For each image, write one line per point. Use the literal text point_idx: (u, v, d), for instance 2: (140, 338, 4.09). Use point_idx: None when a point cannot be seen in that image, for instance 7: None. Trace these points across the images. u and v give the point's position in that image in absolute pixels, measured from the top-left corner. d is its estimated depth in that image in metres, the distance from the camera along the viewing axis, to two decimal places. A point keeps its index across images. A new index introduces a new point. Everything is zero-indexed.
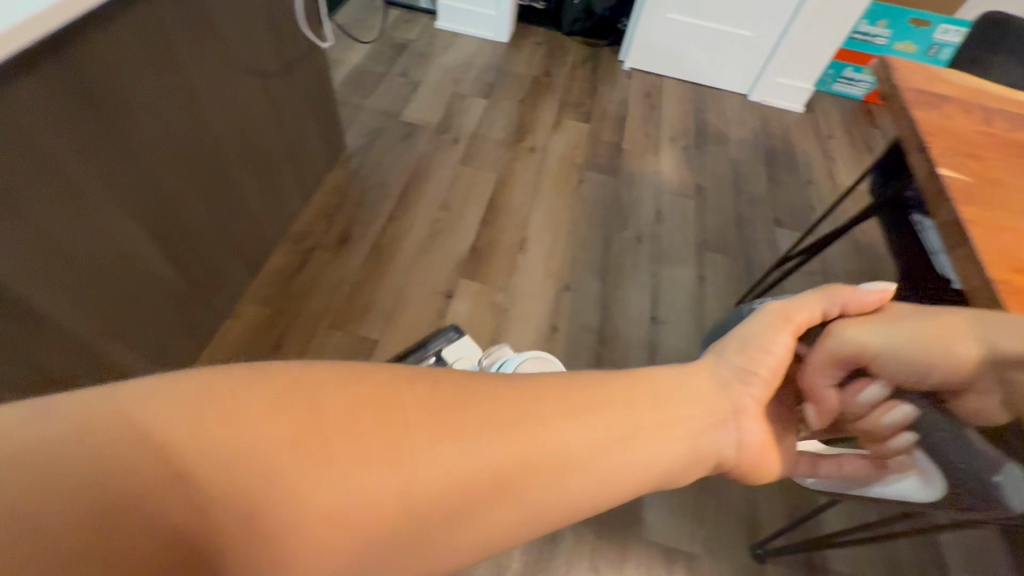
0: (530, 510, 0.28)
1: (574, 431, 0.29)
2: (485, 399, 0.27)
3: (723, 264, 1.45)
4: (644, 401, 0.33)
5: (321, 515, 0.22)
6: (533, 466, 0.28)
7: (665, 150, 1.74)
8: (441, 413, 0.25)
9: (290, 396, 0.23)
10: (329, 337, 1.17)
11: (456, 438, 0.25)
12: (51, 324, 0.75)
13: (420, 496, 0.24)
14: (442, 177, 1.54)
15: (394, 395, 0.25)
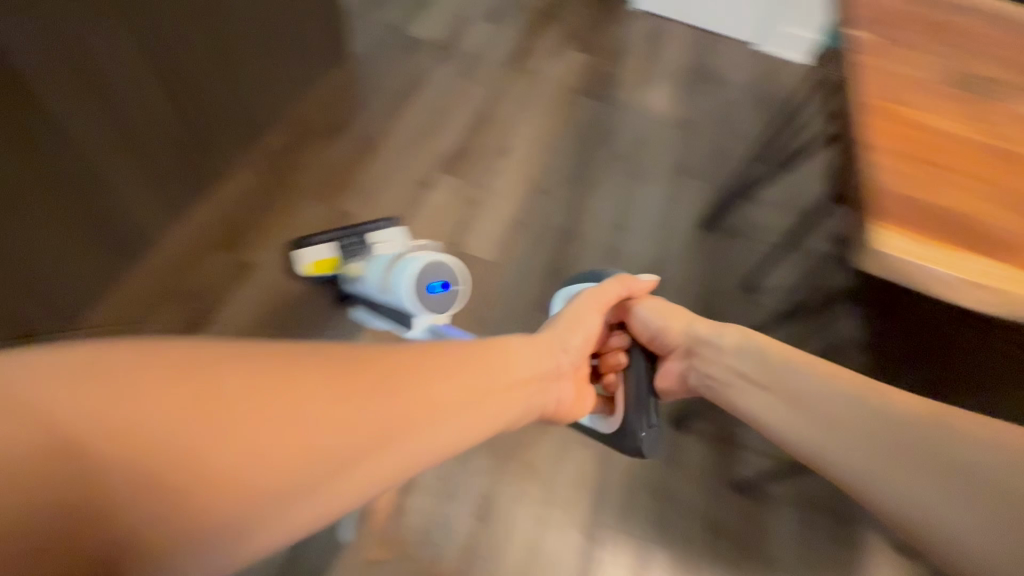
0: (385, 463, 0.50)
1: (418, 395, 0.54)
2: (341, 381, 0.48)
3: (696, 188, 1.51)
4: (471, 374, 0.62)
5: (239, 469, 0.41)
6: (387, 434, 0.50)
7: (660, 84, 1.78)
8: (334, 385, 0.47)
9: (205, 397, 0.41)
10: (312, 208, 1.27)
11: (347, 395, 0.48)
12: (62, 135, 0.88)
13: (316, 452, 0.45)
14: (438, 86, 1.62)
15: (285, 383, 0.45)
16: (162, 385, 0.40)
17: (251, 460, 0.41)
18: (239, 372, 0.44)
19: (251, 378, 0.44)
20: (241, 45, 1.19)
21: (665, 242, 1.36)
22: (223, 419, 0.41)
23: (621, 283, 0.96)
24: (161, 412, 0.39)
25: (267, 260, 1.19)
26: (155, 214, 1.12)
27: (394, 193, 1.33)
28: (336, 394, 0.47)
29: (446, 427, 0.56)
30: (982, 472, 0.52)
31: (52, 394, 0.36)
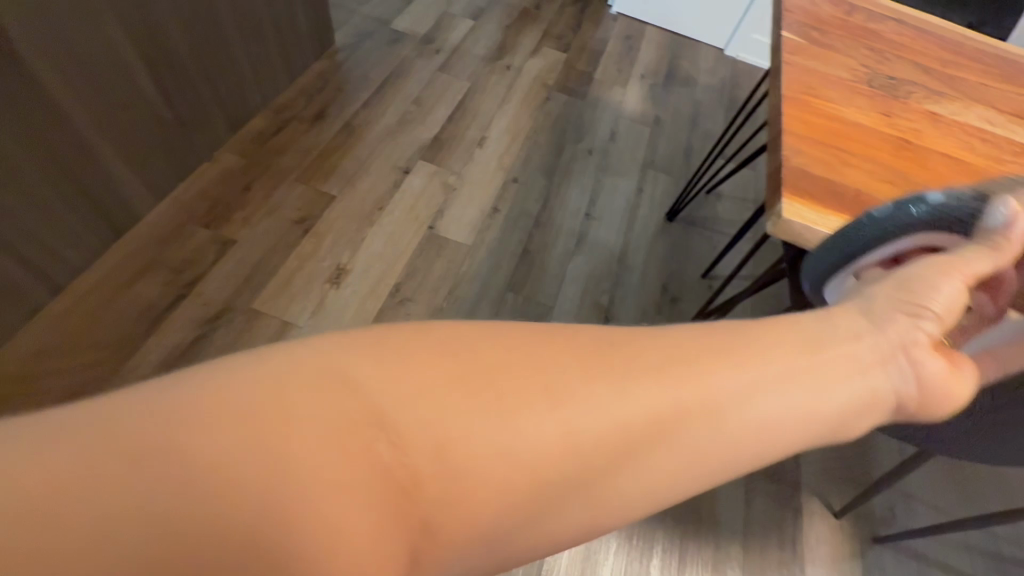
0: (674, 466, 0.29)
1: (725, 376, 0.29)
2: (586, 362, 0.27)
3: (663, 181, 1.59)
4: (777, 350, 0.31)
5: (524, 469, 0.25)
6: (660, 420, 0.27)
7: (632, 85, 1.87)
8: (560, 344, 0.27)
9: (465, 366, 0.25)
10: (293, 188, 1.32)
11: (608, 375, 0.27)
12: (54, 103, 0.92)
13: (575, 448, 0.26)
14: (419, 78, 1.68)
15: (536, 346, 0.27)
16: (420, 353, 0.25)
17: (504, 450, 0.25)
18: (512, 347, 0.27)
19: (530, 359, 0.26)
20: (224, 27, 1.23)
21: (632, 230, 1.44)
22: (495, 403, 0.25)
23: (990, 251, 0.39)
24: (412, 374, 0.24)
25: (249, 234, 1.21)
26: (140, 190, 1.15)
27: (374, 177, 1.39)
28: (593, 380, 0.27)
29: (738, 430, 0.29)
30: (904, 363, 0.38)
31: (340, 356, 0.24)
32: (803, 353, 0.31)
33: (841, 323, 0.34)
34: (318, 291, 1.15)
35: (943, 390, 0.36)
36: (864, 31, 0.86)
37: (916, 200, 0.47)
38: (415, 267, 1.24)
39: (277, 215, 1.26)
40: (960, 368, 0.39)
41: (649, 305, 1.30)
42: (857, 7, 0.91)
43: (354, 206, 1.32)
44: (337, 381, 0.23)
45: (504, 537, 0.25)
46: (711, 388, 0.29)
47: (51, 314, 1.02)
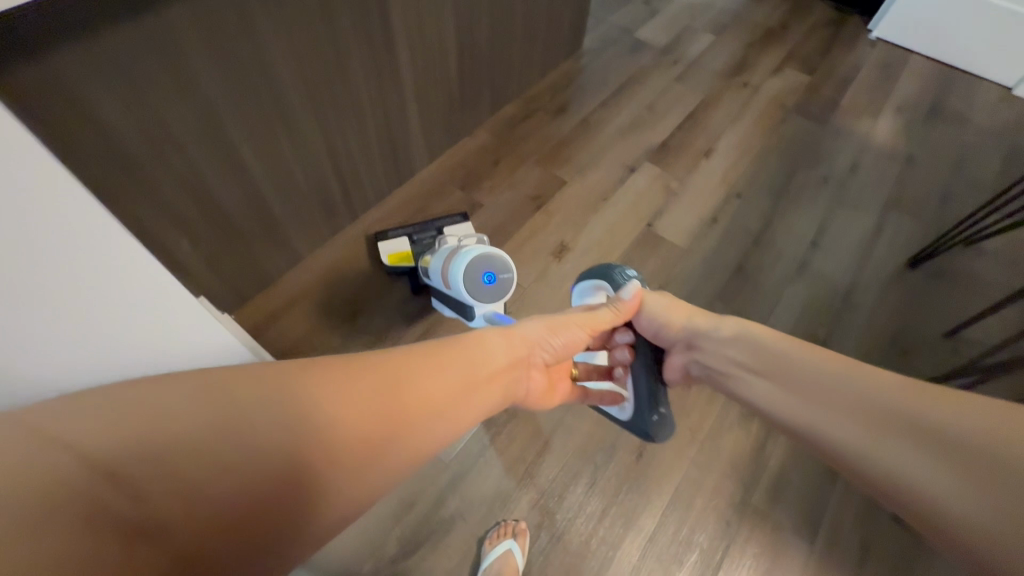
0: (421, 444, 0.44)
1: (422, 383, 0.46)
2: (345, 376, 0.42)
3: (910, 225, 1.43)
4: (441, 373, 0.49)
5: (337, 434, 0.38)
6: (382, 422, 0.41)
7: (885, 118, 1.71)
8: (313, 367, 0.41)
9: (261, 391, 0.37)
10: (531, 169, 1.48)
11: (361, 389, 0.42)
12: (396, 72, 1.16)
13: (344, 441, 0.38)
14: (655, 86, 1.75)
15: (291, 374, 0.40)
16: (212, 382, 0.36)
17: (318, 429, 0.37)
18: (278, 367, 0.40)
19: (304, 375, 0.40)
20: (512, 24, 1.43)
21: (863, 269, 1.33)
22: (287, 406, 0.37)
23: (610, 310, 0.80)
24: (212, 395, 0.35)
25: (492, 202, 1.40)
26: (421, 151, 1.40)
27: (602, 170, 1.49)
28: (336, 388, 0.40)
29: (446, 415, 0.47)
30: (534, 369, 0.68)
31: (147, 398, 0.33)
32: (461, 368, 0.52)
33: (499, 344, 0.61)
34: (542, 262, 1.28)
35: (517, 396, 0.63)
36: None
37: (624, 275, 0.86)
38: (629, 258, 1.30)
39: (517, 190, 1.42)
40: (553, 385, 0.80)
41: (872, 351, 1.19)
42: None
43: (581, 192, 1.43)
44: (104, 452, 0.30)
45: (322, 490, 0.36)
46: (417, 400, 0.45)
47: (347, 235, 1.31)
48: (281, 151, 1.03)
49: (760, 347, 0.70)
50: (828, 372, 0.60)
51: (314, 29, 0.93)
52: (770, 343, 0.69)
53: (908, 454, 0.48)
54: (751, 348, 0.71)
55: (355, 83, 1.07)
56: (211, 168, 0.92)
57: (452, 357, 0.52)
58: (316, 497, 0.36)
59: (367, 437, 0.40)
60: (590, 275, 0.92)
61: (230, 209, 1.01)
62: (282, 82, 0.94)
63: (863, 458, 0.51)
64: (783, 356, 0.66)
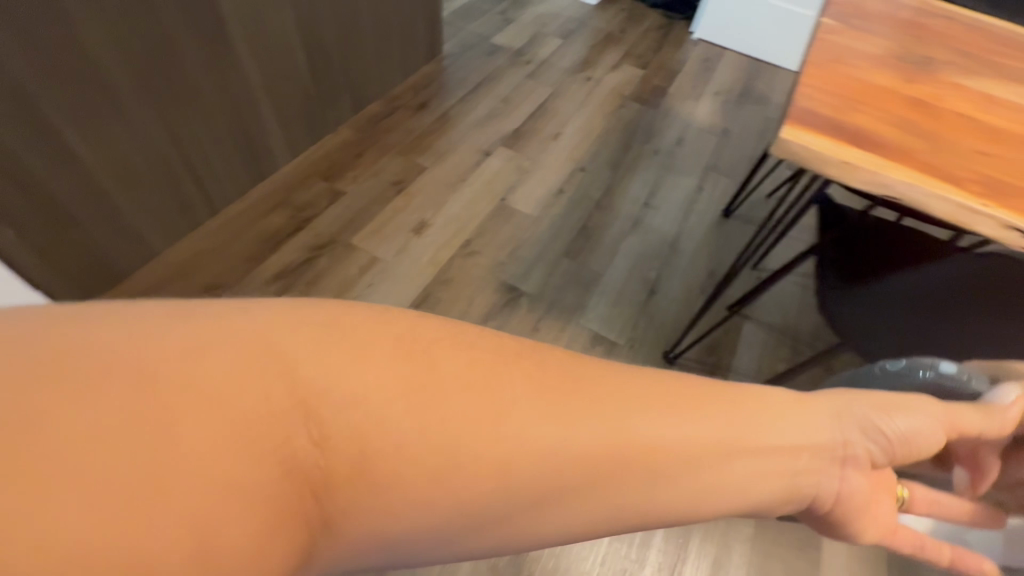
0: (632, 506, 0.26)
1: (647, 423, 0.26)
2: (533, 377, 0.24)
3: (724, 183, 1.68)
4: (685, 400, 0.27)
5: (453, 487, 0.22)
6: (565, 475, 0.24)
7: (705, 101, 2.00)
8: (432, 367, 0.22)
9: (412, 364, 0.22)
10: (394, 158, 1.58)
11: (512, 421, 0.23)
12: (237, 65, 1.21)
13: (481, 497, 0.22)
14: (509, 83, 1.92)
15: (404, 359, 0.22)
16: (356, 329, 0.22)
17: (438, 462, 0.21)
18: (451, 344, 0.24)
19: (415, 380, 0.22)
20: (361, 26, 1.53)
21: (687, 220, 1.55)
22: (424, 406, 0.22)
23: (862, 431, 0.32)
24: (365, 374, 0.21)
25: (355, 189, 1.47)
26: (281, 146, 1.45)
27: (460, 156, 1.62)
28: (484, 418, 0.22)
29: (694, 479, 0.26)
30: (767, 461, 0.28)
31: (294, 335, 0.20)
32: (799, 420, 0.30)
33: (893, 436, 0.32)
34: (403, 237, 1.36)
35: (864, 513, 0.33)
36: (923, 18, 0.93)
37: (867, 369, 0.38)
38: (485, 228, 1.42)
39: (379, 177, 1.51)
40: (875, 509, 0.33)
41: (694, 285, 1.38)
42: (926, 5, 0.97)
43: (441, 175, 1.55)
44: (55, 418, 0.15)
45: (455, 539, 0.23)
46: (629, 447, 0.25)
47: (209, 228, 1.32)
48: (116, 138, 1.04)
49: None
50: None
51: (133, 15, 0.96)
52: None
53: None
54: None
55: (192, 73, 1.11)
56: (31, 152, 0.92)
57: (709, 393, 0.28)
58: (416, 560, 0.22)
59: (541, 484, 0.24)
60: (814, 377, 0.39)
61: (62, 197, 1.00)
62: (106, 65, 0.96)
63: None
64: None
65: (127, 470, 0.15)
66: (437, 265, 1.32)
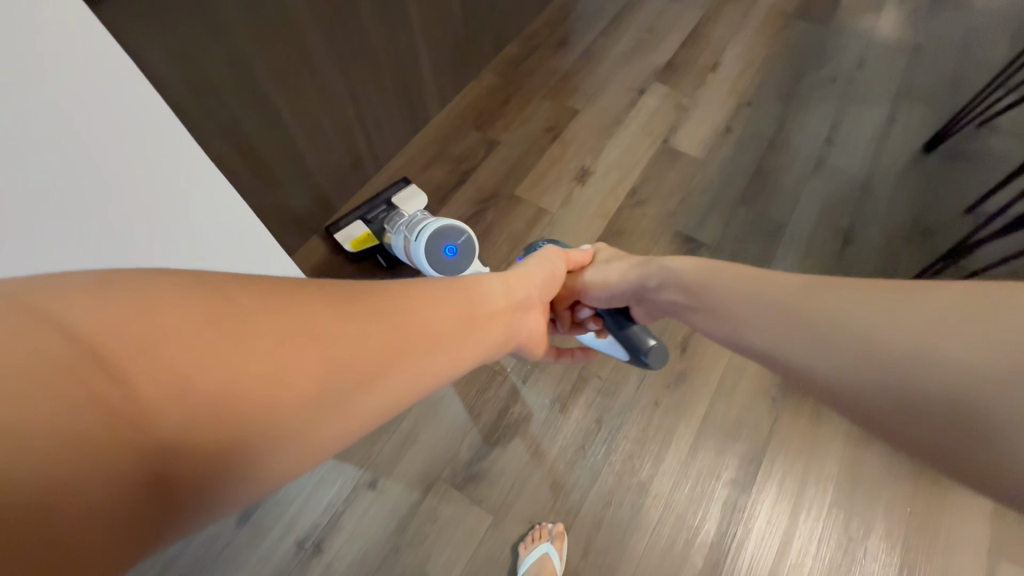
0: (420, 369, 0.49)
1: (415, 318, 0.50)
2: (343, 307, 0.44)
3: (920, 113, 1.44)
4: (421, 305, 0.52)
5: (330, 367, 0.40)
6: (385, 355, 0.45)
7: (888, 10, 1.68)
8: (273, 302, 0.39)
9: (219, 308, 0.36)
10: (542, 102, 1.50)
11: (349, 317, 0.43)
12: (404, 13, 1.16)
13: (343, 370, 0.41)
14: (654, 8, 1.73)
15: (245, 304, 0.38)
16: (151, 296, 0.34)
17: (274, 365, 0.37)
18: (247, 286, 0.39)
19: (271, 306, 0.39)
20: None
21: (879, 158, 1.35)
22: (242, 331, 0.36)
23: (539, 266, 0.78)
24: (173, 324, 0.34)
25: (509, 137, 1.42)
26: (434, 95, 1.41)
27: (610, 96, 1.50)
28: (324, 327, 0.41)
29: (445, 349, 0.52)
30: (476, 324, 0.58)
31: (150, 307, 0.33)
32: (486, 301, 0.62)
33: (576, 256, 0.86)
34: (566, 186, 1.32)
35: (531, 339, 0.73)
36: None
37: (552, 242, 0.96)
38: (650, 175, 1.33)
39: (531, 124, 1.45)
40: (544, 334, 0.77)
41: (895, 234, 1.23)
42: None
43: (594, 119, 1.45)
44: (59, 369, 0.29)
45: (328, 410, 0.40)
46: (410, 330, 0.48)
47: (377, 184, 1.34)
48: (308, 99, 1.05)
49: (687, 280, 0.66)
50: (734, 290, 0.58)
51: None
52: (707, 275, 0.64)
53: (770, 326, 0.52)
54: (675, 280, 0.68)
55: (368, 26, 1.09)
56: (242, 113, 0.94)
57: (429, 298, 0.54)
58: (321, 418, 0.40)
59: (370, 362, 0.43)
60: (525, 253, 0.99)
61: (269, 158, 1.04)
62: (300, 18, 0.94)
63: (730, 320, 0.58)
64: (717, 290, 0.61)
65: (117, 393, 0.30)
66: (605, 216, 1.26)
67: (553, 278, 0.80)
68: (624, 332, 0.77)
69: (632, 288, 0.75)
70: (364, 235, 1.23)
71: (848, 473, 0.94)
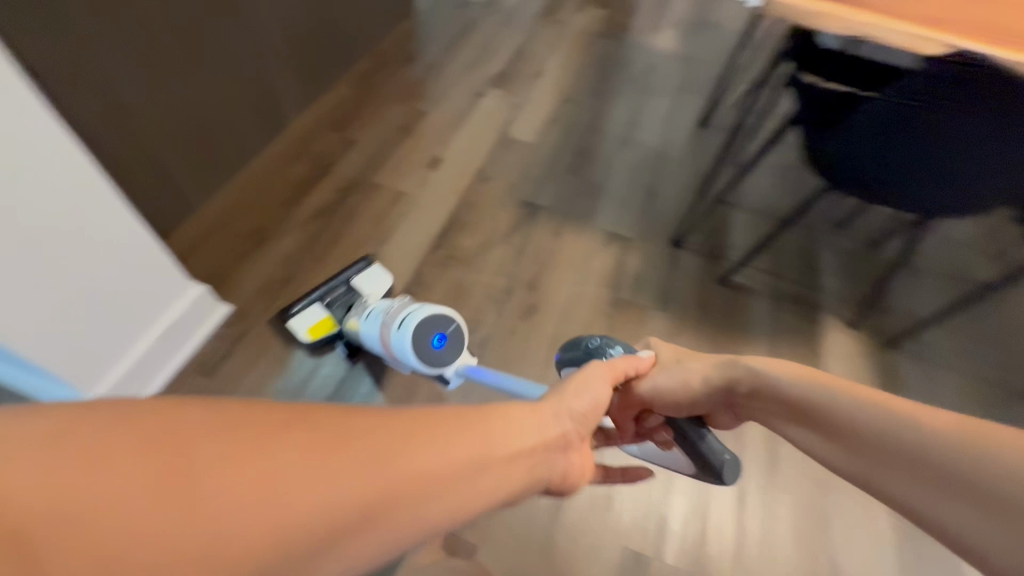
0: (423, 524, 0.31)
1: (434, 452, 0.32)
2: (337, 434, 0.29)
3: (695, 100, 1.84)
4: (451, 430, 0.35)
5: (272, 523, 0.25)
6: (374, 507, 0.28)
7: (665, 30, 2.14)
8: (226, 425, 0.26)
9: (152, 444, 0.24)
10: (395, 107, 1.66)
11: (335, 450, 0.28)
12: (250, 23, 1.27)
13: (300, 538, 0.25)
14: (486, 31, 2.01)
15: (194, 431, 0.25)
16: (63, 429, 0.23)
17: (189, 522, 0.23)
18: (206, 416, 0.26)
19: (222, 434, 0.25)
20: None
21: (670, 133, 1.70)
22: (164, 466, 0.24)
23: (594, 374, 0.57)
24: (58, 460, 0.22)
25: (366, 136, 1.56)
26: (290, 103, 1.51)
27: (455, 100, 1.71)
28: (297, 461, 0.26)
29: (467, 494, 0.34)
30: (506, 460, 0.38)
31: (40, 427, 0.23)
32: (532, 426, 0.43)
33: (634, 364, 0.64)
34: (420, 172, 1.47)
35: (582, 467, 0.48)
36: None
37: (595, 339, 0.77)
38: (494, 157, 1.54)
39: (386, 124, 1.60)
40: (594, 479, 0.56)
41: (686, 184, 1.55)
42: None
43: (442, 118, 1.65)
44: None
45: None
46: (425, 471, 0.31)
47: (237, 183, 1.39)
48: (155, 95, 1.10)
49: (734, 369, 0.59)
50: (782, 380, 0.54)
51: None
52: (777, 377, 0.55)
53: (827, 436, 0.48)
54: (718, 376, 0.61)
55: (213, 30, 1.18)
56: (82, 104, 0.98)
57: (467, 427, 0.37)
58: None
59: (346, 517, 0.27)
60: (567, 360, 0.80)
61: (117, 150, 1.07)
62: (136, 15, 1.01)
63: (753, 396, 0.57)
64: (759, 379, 0.56)
65: None
66: (457, 193, 1.44)
67: (598, 409, 0.53)
68: (692, 443, 0.61)
69: (724, 390, 0.60)
70: (322, 323, 1.08)
71: None
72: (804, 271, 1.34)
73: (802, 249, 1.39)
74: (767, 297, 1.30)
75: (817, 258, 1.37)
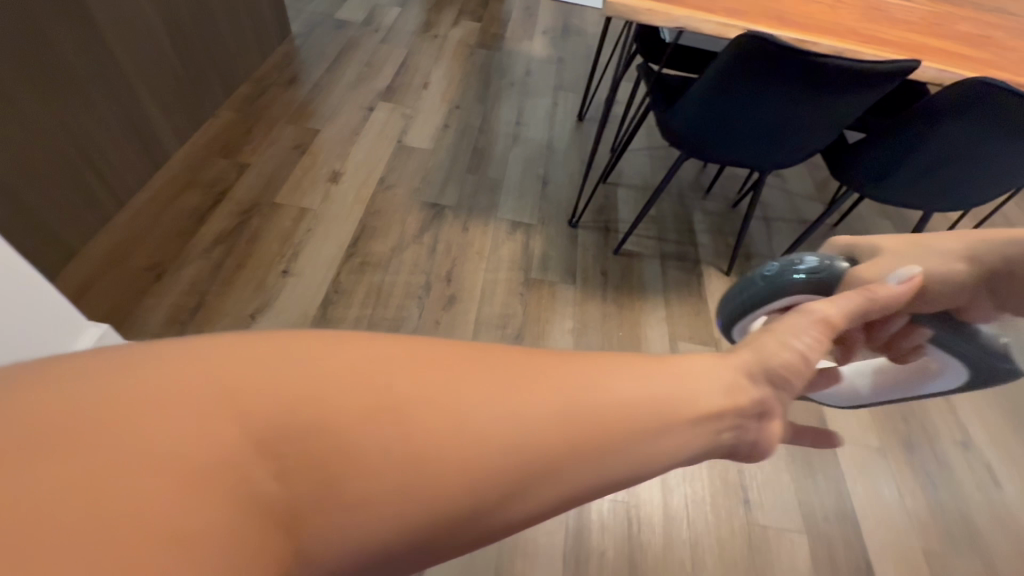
0: (647, 456, 0.30)
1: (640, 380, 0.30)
2: (531, 359, 0.29)
3: (572, 98, 2.03)
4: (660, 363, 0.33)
5: (494, 435, 0.26)
6: (600, 430, 0.28)
7: (536, 38, 2.32)
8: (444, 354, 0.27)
9: (380, 359, 0.26)
10: (284, 128, 1.66)
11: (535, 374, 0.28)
12: (112, 56, 1.24)
13: (532, 451, 0.26)
14: (367, 48, 2.06)
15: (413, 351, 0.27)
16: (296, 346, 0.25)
17: (435, 431, 0.25)
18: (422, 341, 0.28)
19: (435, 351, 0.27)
20: (213, 11, 1.58)
21: (553, 129, 1.86)
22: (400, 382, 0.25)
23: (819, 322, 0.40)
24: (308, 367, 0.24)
25: (258, 159, 1.54)
26: (168, 134, 1.47)
27: (346, 116, 1.75)
28: (512, 379, 0.28)
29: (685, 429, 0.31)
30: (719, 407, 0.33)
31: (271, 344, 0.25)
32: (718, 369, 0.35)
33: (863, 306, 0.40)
34: (321, 188, 1.49)
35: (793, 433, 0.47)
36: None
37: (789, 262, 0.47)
38: (393, 165, 1.60)
39: (278, 145, 1.60)
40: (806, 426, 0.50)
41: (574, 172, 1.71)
42: None
43: (334, 134, 1.67)
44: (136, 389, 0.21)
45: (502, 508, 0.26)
46: (642, 401, 0.30)
47: (118, 222, 1.31)
48: (18, 137, 1.04)
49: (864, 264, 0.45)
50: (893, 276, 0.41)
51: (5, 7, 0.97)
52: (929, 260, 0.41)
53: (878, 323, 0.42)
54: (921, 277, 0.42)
55: (74, 65, 1.14)
56: None
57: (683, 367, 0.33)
58: (504, 509, 0.26)
59: (577, 439, 0.27)
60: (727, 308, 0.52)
61: None
62: None
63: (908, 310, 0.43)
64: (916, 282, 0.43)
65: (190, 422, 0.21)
66: (363, 203, 1.47)
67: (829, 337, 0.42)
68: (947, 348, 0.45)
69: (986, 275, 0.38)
70: None
71: (579, 322, 1.31)
72: (686, 233, 1.56)
73: (679, 216, 1.60)
74: (655, 259, 1.48)
75: (691, 220, 1.60)
